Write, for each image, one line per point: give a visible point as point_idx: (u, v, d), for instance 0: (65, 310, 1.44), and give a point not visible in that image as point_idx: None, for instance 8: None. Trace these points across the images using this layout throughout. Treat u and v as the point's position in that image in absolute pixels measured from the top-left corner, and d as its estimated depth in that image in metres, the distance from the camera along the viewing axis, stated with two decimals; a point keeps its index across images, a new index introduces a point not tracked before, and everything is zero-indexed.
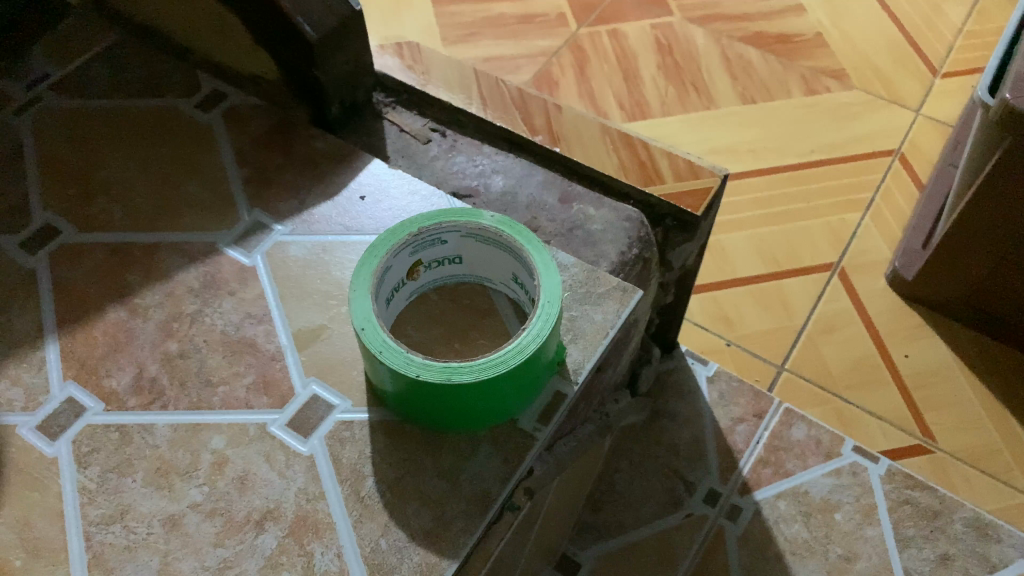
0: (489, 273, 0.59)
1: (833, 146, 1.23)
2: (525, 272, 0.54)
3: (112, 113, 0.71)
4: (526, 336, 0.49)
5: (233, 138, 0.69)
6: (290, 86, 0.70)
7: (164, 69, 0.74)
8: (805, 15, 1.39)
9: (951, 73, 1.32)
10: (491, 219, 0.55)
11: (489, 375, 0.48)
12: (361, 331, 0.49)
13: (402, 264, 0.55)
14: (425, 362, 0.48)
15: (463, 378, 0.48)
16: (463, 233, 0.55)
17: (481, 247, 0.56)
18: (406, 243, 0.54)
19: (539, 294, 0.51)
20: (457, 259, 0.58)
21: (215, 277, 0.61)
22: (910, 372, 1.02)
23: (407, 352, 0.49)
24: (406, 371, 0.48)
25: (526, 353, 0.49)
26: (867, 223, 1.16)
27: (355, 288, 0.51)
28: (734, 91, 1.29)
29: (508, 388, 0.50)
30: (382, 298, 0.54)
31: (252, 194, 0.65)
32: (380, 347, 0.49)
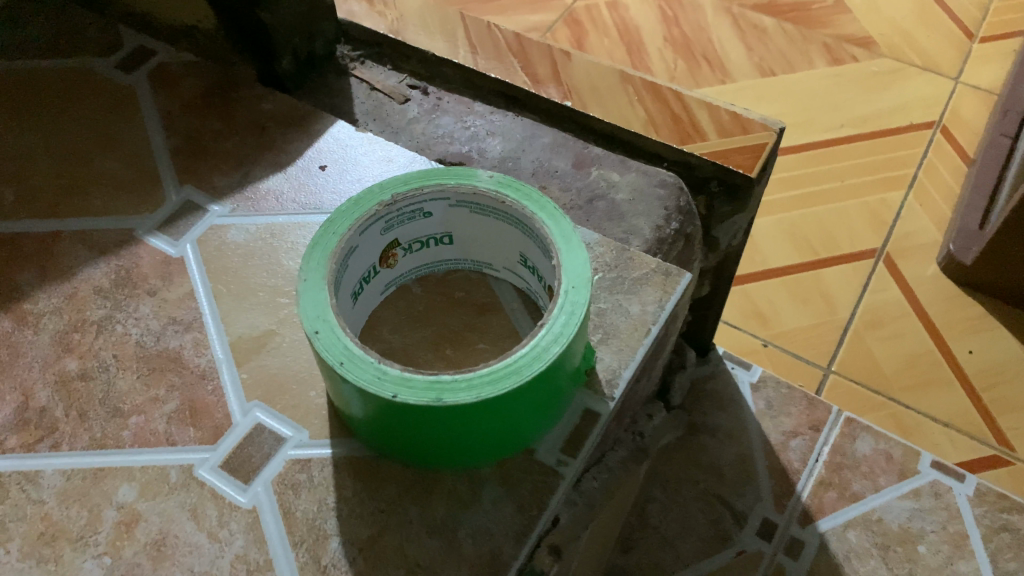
0: (489, 256, 0.45)
1: (865, 118, 1.09)
2: (538, 251, 0.40)
3: (9, 75, 0.56)
4: (544, 335, 0.36)
5: (160, 101, 0.55)
6: (229, 35, 0.56)
7: (76, 23, 0.59)
8: None
9: (989, 36, 1.19)
10: (489, 180, 0.41)
11: (496, 390, 0.34)
12: (313, 336, 0.35)
13: (373, 245, 0.41)
14: (405, 375, 0.34)
15: (460, 398, 0.34)
16: (452, 201, 0.42)
17: (478, 220, 0.42)
18: (376, 216, 0.40)
19: (559, 276, 0.37)
20: (445, 238, 0.44)
21: (130, 272, 0.46)
22: (977, 370, 0.88)
23: (379, 364, 0.35)
24: (378, 389, 0.34)
25: (547, 358, 0.35)
26: (912, 203, 1.02)
27: (306, 277, 0.37)
28: (750, 62, 1.15)
29: (521, 410, 0.36)
30: (346, 291, 0.40)
31: (182, 168, 0.51)
32: (340, 356, 0.35)
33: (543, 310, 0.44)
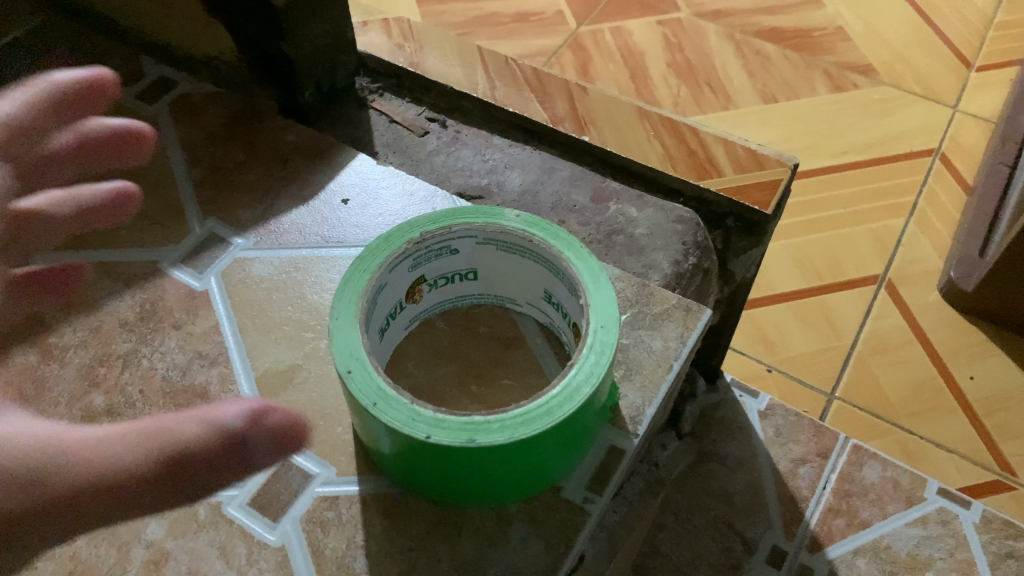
0: (513, 291, 0.45)
1: (867, 144, 1.11)
2: (563, 288, 0.41)
3: None
4: (575, 375, 0.36)
5: (183, 132, 0.55)
6: (252, 66, 0.56)
7: (98, 53, 0.60)
8: (824, 8, 1.27)
9: (987, 65, 1.21)
10: (516, 219, 0.41)
11: (529, 431, 0.34)
12: (346, 376, 0.36)
13: (401, 282, 0.41)
14: (438, 417, 0.35)
15: (493, 439, 0.34)
16: (479, 239, 0.42)
17: (504, 258, 0.43)
18: (404, 254, 0.40)
19: (588, 316, 0.38)
20: (470, 274, 0.45)
21: (155, 306, 0.47)
22: (980, 396, 0.89)
23: (412, 405, 0.35)
24: (412, 430, 0.34)
25: (578, 398, 0.35)
26: (913, 229, 1.03)
27: (337, 316, 0.37)
28: (753, 88, 1.17)
29: (551, 450, 0.37)
30: (375, 328, 0.41)
31: (205, 200, 0.52)
32: (373, 397, 0.35)
33: (566, 346, 0.44)
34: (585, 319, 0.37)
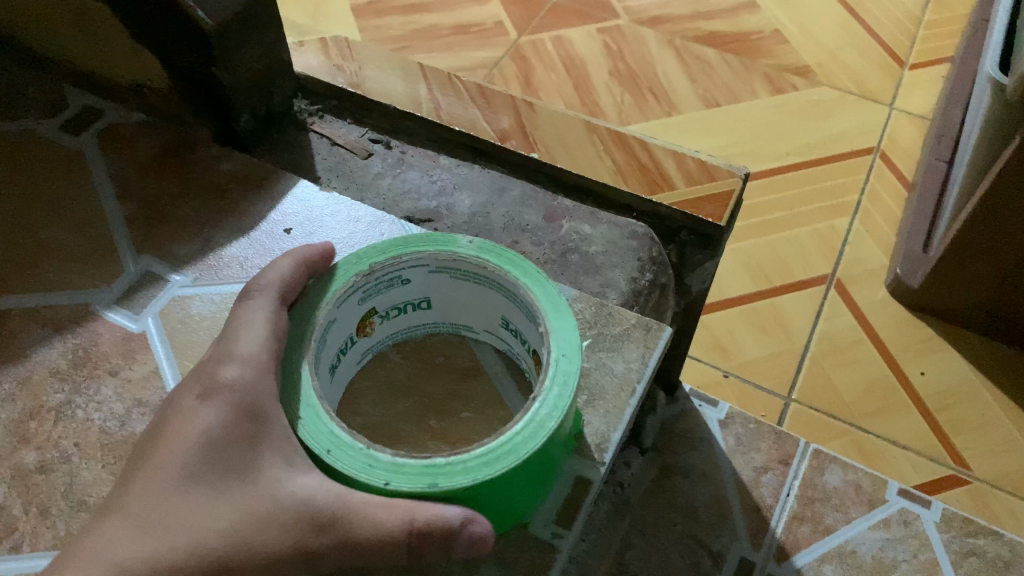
0: (469, 319, 0.44)
1: (809, 146, 1.12)
2: (522, 316, 0.39)
3: None
4: (538, 409, 0.34)
5: (113, 165, 0.53)
6: (184, 94, 0.54)
7: (17, 84, 0.57)
8: (760, 12, 1.29)
9: (919, 64, 1.24)
10: (469, 245, 0.40)
11: (493, 471, 0.33)
12: (299, 424, 0.34)
13: (351, 317, 0.40)
14: (397, 462, 0.33)
15: (456, 483, 0.32)
16: (431, 267, 0.40)
17: (458, 286, 0.41)
18: (354, 288, 0.38)
19: (549, 346, 0.36)
20: (424, 303, 0.43)
21: (89, 351, 0.44)
22: (932, 392, 0.91)
23: (368, 449, 0.33)
24: (369, 478, 0.32)
25: (544, 433, 0.34)
26: (859, 228, 1.05)
27: (288, 360, 0.36)
28: (695, 94, 1.17)
29: (518, 489, 0.35)
30: (325, 367, 0.39)
31: (138, 236, 0.49)
32: (326, 445, 0.33)
33: (526, 373, 0.43)
34: (546, 350, 0.35)
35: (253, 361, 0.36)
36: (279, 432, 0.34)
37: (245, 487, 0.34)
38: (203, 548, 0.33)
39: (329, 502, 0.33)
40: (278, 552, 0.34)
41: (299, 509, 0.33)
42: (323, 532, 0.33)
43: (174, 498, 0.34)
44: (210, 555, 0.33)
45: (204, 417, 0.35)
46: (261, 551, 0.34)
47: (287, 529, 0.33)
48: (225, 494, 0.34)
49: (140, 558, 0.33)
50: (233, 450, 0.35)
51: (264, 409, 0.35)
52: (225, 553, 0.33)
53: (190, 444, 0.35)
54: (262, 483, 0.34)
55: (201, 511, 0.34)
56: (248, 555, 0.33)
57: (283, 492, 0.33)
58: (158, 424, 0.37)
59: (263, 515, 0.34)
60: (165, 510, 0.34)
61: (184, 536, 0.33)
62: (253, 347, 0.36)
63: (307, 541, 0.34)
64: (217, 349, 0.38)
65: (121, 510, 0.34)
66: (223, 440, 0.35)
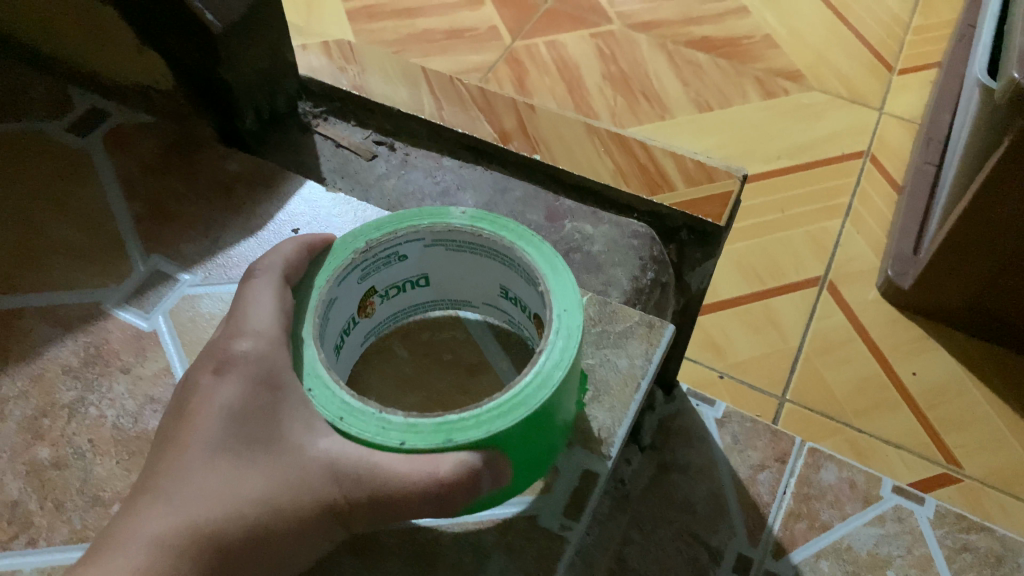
0: (468, 295, 0.45)
1: (799, 149, 1.14)
2: (520, 282, 0.40)
3: None
4: (545, 361, 0.35)
5: (117, 165, 0.53)
6: (188, 94, 0.54)
7: (22, 83, 0.58)
8: (751, 17, 1.31)
9: (907, 68, 1.26)
10: (462, 215, 0.40)
11: (506, 422, 0.34)
12: (309, 394, 0.35)
13: (353, 296, 0.41)
14: (410, 422, 0.34)
15: (470, 435, 0.33)
16: (427, 242, 0.41)
17: (455, 257, 0.42)
18: (352, 266, 0.39)
19: (550, 302, 0.37)
20: (423, 281, 0.44)
21: (100, 350, 0.45)
22: (923, 391, 0.92)
23: (380, 413, 0.34)
24: (384, 440, 0.34)
25: (553, 384, 0.35)
26: (849, 230, 1.06)
27: (294, 332, 0.37)
28: (687, 97, 1.19)
29: (532, 445, 0.36)
30: (330, 344, 0.40)
31: (146, 235, 0.50)
32: (338, 412, 0.35)
33: (528, 342, 0.44)
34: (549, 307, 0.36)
35: (265, 335, 0.36)
36: (295, 398, 0.35)
37: (273, 453, 0.35)
38: (237, 516, 0.34)
39: (353, 459, 0.34)
40: (308, 516, 0.35)
41: (326, 472, 0.34)
42: (350, 490, 0.34)
43: (203, 471, 0.34)
44: (246, 522, 0.34)
45: (223, 392, 0.36)
46: (291, 514, 0.34)
47: (316, 490, 0.34)
48: (252, 462, 0.35)
49: (173, 532, 0.33)
50: (255, 420, 0.35)
51: (282, 379, 0.36)
52: (259, 519, 0.34)
53: (212, 418, 0.35)
54: (288, 448, 0.35)
55: (230, 481, 0.34)
56: (283, 518, 0.34)
57: (308, 457, 0.34)
58: (178, 404, 0.37)
59: (292, 480, 0.34)
60: (194, 483, 0.34)
61: (216, 507, 0.34)
62: (264, 324, 0.37)
63: (335, 501, 0.35)
64: (227, 326, 0.38)
65: (150, 491, 0.34)
66: (244, 410, 0.35)
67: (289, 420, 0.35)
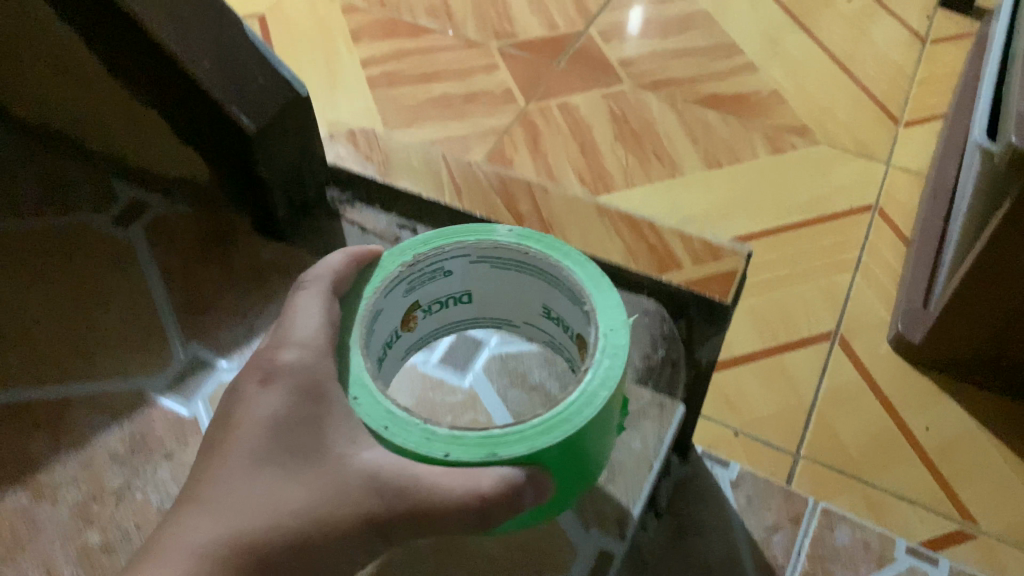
0: (503, 309, 0.50)
1: (809, 204, 1.17)
2: (563, 298, 0.46)
3: (16, 235, 0.63)
4: (590, 381, 0.41)
5: (159, 256, 0.61)
6: (227, 187, 0.60)
7: (70, 178, 0.66)
8: (758, 74, 1.35)
9: (913, 121, 1.29)
10: (506, 233, 0.46)
11: (550, 438, 0.39)
12: (355, 402, 0.40)
13: (398, 305, 0.46)
14: (455, 434, 0.39)
15: (515, 450, 0.38)
16: (471, 258, 0.47)
17: (496, 272, 0.48)
18: (400, 278, 0.45)
19: (596, 322, 0.43)
20: (465, 296, 0.49)
21: (143, 437, 0.52)
22: (936, 446, 0.93)
23: (427, 425, 0.39)
24: (431, 450, 0.38)
25: (596, 402, 0.40)
26: (860, 284, 1.09)
27: (346, 342, 0.42)
28: (698, 155, 1.22)
29: (569, 462, 0.41)
30: (375, 350, 0.45)
31: (186, 325, 0.58)
32: (384, 422, 0.39)
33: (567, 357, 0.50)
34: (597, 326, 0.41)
35: (311, 345, 0.42)
36: (340, 411, 0.40)
37: (314, 465, 0.39)
38: (276, 524, 0.38)
39: (392, 473, 0.38)
40: (343, 528, 0.39)
41: (365, 484, 0.39)
42: (387, 502, 0.38)
43: (249, 478, 0.39)
44: (285, 530, 0.38)
45: (270, 404, 0.41)
46: (327, 525, 0.39)
47: (352, 497, 0.39)
48: (294, 472, 0.39)
49: (218, 538, 0.37)
50: (299, 431, 0.40)
51: (327, 390, 0.41)
52: (296, 526, 0.38)
53: (256, 428, 0.41)
54: (329, 461, 0.39)
55: (273, 489, 0.39)
56: (318, 527, 0.38)
57: (347, 468, 0.39)
58: (226, 415, 0.42)
59: (330, 491, 0.39)
60: (239, 492, 0.39)
61: (257, 517, 0.38)
62: (310, 334, 0.42)
63: (368, 514, 0.39)
64: (275, 340, 0.44)
65: (196, 499, 0.39)
66: (289, 419, 0.40)
67: (329, 436, 0.40)
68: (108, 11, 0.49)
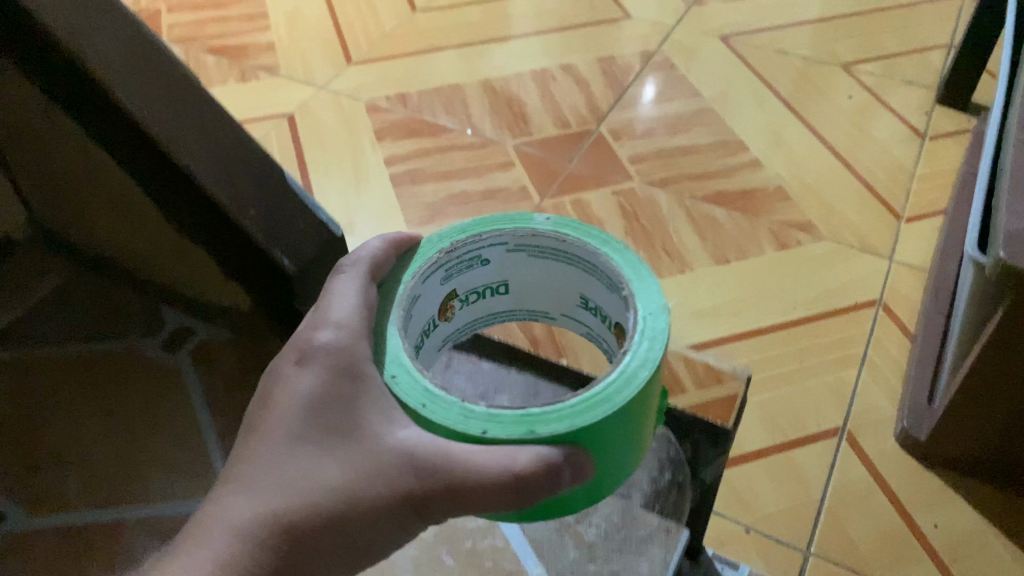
0: (529, 296, 0.60)
1: (813, 299, 1.21)
2: (599, 283, 0.55)
3: (104, 355, 0.90)
4: (628, 364, 0.49)
5: (202, 378, 0.87)
6: (265, 312, 0.73)
7: (137, 310, 0.93)
8: (762, 171, 1.41)
9: (914, 216, 1.34)
10: (544, 223, 0.56)
11: (589, 413, 0.47)
12: (396, 378, 0.50)
13: (437, 289, 0.56)
14: (493, 413, 0.47)
15: (555, 425, 0.46)
16: (507, 245, 0.57)
17: (528, 261, 0.58)
18: (439, 263, 0.55)
19: (636, 309, 0.51)
20: (500, 284, 0.60)
21: None
22: (945, 544, 0.96)
23: (468, 405, 0.48)
24: (473, 426, 0.47)
25: (632, 381, 0.48)
26: (866, 378, 1.12)
27: (385, 325, 0.52)
28: (706, 251, 1.27)
29: (607, 438, 0.49)
30: (415, 327, 0.55)
31: (221, 437, 0.83)
32: (423, 399, 0.48)
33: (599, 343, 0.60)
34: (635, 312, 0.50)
35: (345, 326, 0.52)
36: (375, 387, 0.50)
37: (351, 444, 0.50)
38: (312, 502, 0.49)
39: (430, 453, 0.47)
40: (380, 498, 0.49)
41: (402, 458, 0.48)
42: (422, 480, 0.48)
43: (286, 456, 0.50)
44: (321, 505, 0.49)
45: (304, 384, 0.51)
46: (360, 497, 0.49)
47: (388, 474, 0.49)
48: (327, 450, 0.50)
49: (258, 513, 0.49)
50: (333, 408, 0.50)
51: (363, 370, 0.50)
52: (327, 500, 0.49)
53: (294, 406, 0.51)
54: (365, 437, 0.49)
55: (307, 467, 0.50)
56: (350, 501, 0.49)
57: (383, 443, 0.49)
58: (266, 393, 0.53)
59: (366, 464, 0.49)
60: (280, 470, 0.50)
61: (294, 495, 0.49)
62: (344, 317, 0.52)
63: (403, 487, 0.49)
64: (309, 324, 0.54)
65: (240, 479, 0.50)
66: (322, 397, 0.51)
67: (364, 416, 0.50)
68: (120, 130, 0.56)
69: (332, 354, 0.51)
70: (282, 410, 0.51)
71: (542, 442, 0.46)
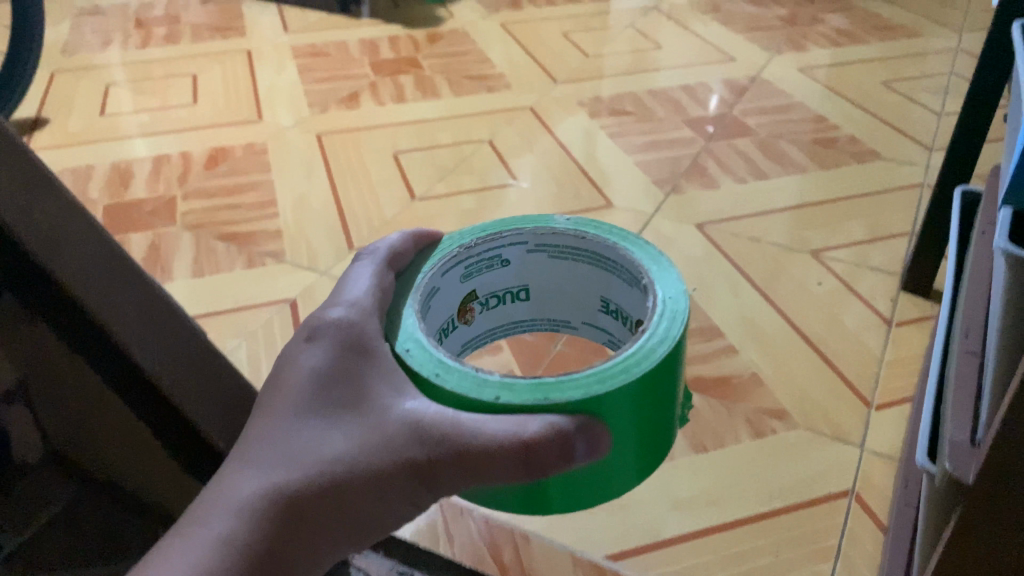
0: (543, 296, 0.93)
1: (787, 490, 1.25)
2: (615, 278, 0.86)
3: None
4: (649, 341, 0.72)
5: None
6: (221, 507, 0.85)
7: None
8: (738, 356, 1.49)
9: (884, 403, 1.40)
10: (561, 225, 0.87)
11: (608, 379, 0.68)
12: (431, 366, 0.71)
13: (463, 278, 0.87)
14: (512, 386, 0.69)
15: (575, 390, 0.68)
16: (524, 247, 0.88)
17: (543, 259, 0.89)
18: (464, 256, 0.85)
19: (658, 295, 0.77)
20: (520, 283, 0.92)
21: None
22: None
23: (491, 379, 0.70)
24: (496, 391, 0.68)
25: (649, 354, 0.71)
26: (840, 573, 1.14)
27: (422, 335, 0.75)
28: (684, 438, 1.33)
29: (611, 412, 0.69)
30: (445, 302, 0.86)
31: None
32: (451, 374, 0.70)
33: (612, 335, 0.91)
34: (656, 301, 0.75)
35: (358, 307, 0.74)
36: (386, 362, 0.71)
37: (361, 416, 0.66)
38: (324, 470, 0.63)
39: (440, 419, 0.65)
40: (390, 465, 0.64)
41: (412, 428, 0.65)
42: (430, 446, 0.64)
43: (298, 425, 0.65)
44: (331, 472, 0.63)
45: (313, 363, 0.69)
46: (368, 465, 0.64)
47: (395, 443, 0.65)
48: (336, 419, 0.66)
49: (278, 483, 0.61)
50: (341, 383, 0.68)
51: (376, 350, 0.71)
52: (336, 465, 0.63)
53: (301, 380, 0.68)
54: (377, 407, 0.67)
55: (317, 438, 0.64)
56: (357, 470, 0.63)
57: (390, 412, 0.66)
58: (275, 377, 0.70)
59: (373, 432, 0.65)
60: (294, 436, 0.64)
61: (309, 467, 0.63)
62: (361, 299, 0.75)
63: (409, 454, 0.64)
64: (315, 318, 0.74)
65: (254, 458, 0.63)
66: (328, 373, 0.68)
67: (368, 390, 0.68)
68: (108, 349, 0.71)
69: (338, 340, 0.70)
70: (292, 385, 0.68)
71: (561, 402, 0.67)
